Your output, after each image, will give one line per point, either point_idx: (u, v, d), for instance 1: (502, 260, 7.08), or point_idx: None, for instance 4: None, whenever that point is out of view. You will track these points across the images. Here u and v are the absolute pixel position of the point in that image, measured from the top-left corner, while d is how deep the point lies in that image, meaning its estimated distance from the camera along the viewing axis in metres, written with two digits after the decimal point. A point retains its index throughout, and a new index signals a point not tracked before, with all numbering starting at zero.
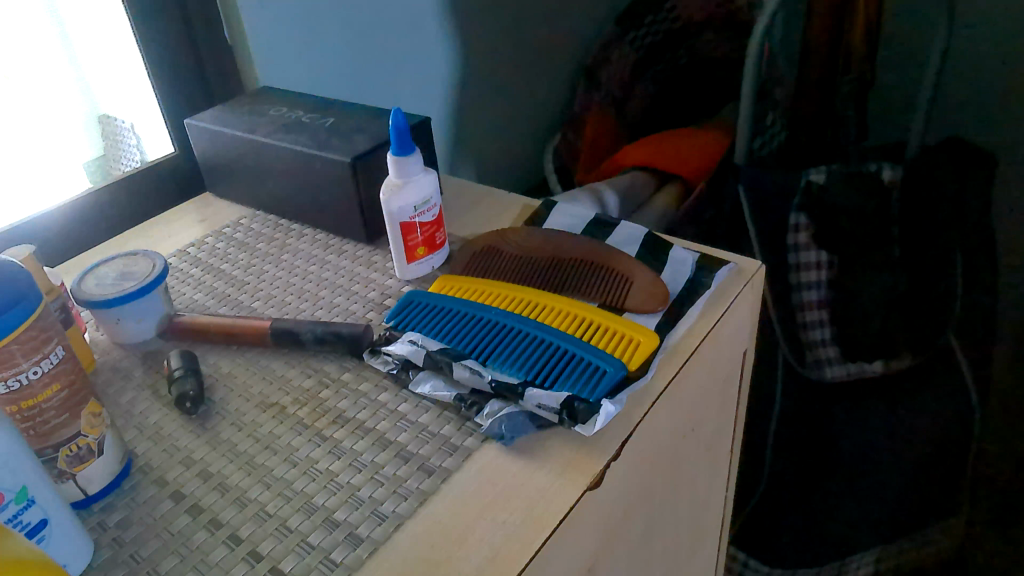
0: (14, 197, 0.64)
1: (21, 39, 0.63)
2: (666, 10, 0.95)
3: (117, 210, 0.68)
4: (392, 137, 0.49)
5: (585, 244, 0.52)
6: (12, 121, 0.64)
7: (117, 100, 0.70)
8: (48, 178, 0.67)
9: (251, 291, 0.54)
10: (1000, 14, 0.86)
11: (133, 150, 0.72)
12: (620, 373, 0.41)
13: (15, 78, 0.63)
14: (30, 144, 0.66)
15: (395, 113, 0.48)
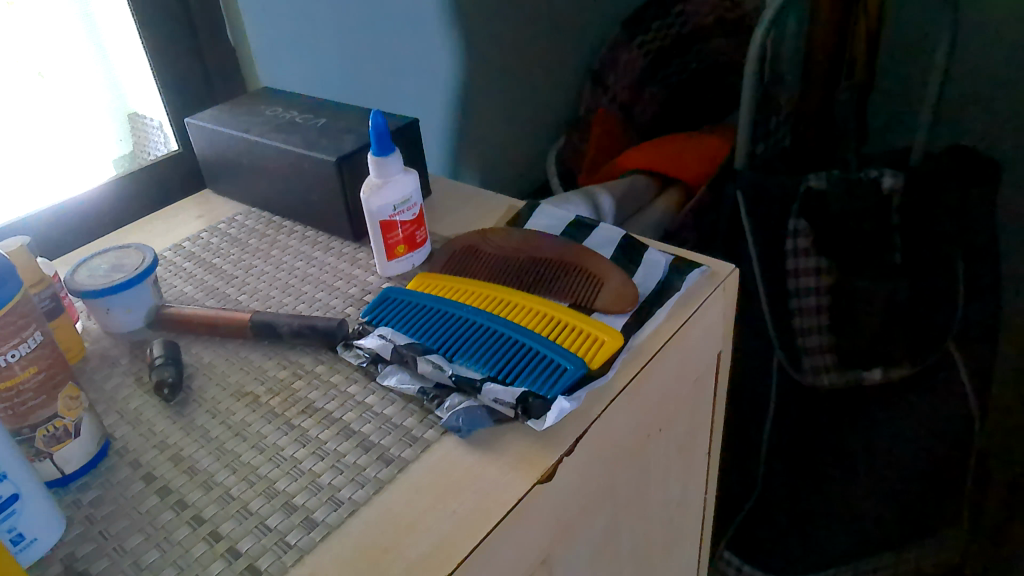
0: (46, 187, 0.67)
1: (55, 38, 0.66)
2: (675, 15, 0.97)
3: (133, 202, 0.71)
4: (372, 139, 0.50)
5: (561, 245, 0.52)
6: (48, 118, 0.67)
7: (144, 100, 0.73)
8: (79, 170, 0.70)
9: (238, 285, 0.56)
10: (1010, 19, 0.84)
11: (162, 145, 0.75)
12: (580, 370, 0.42)
13: (49, 76, 0.66)
14: (69, 137, 0.69)
15: (374, 115, 0.49)
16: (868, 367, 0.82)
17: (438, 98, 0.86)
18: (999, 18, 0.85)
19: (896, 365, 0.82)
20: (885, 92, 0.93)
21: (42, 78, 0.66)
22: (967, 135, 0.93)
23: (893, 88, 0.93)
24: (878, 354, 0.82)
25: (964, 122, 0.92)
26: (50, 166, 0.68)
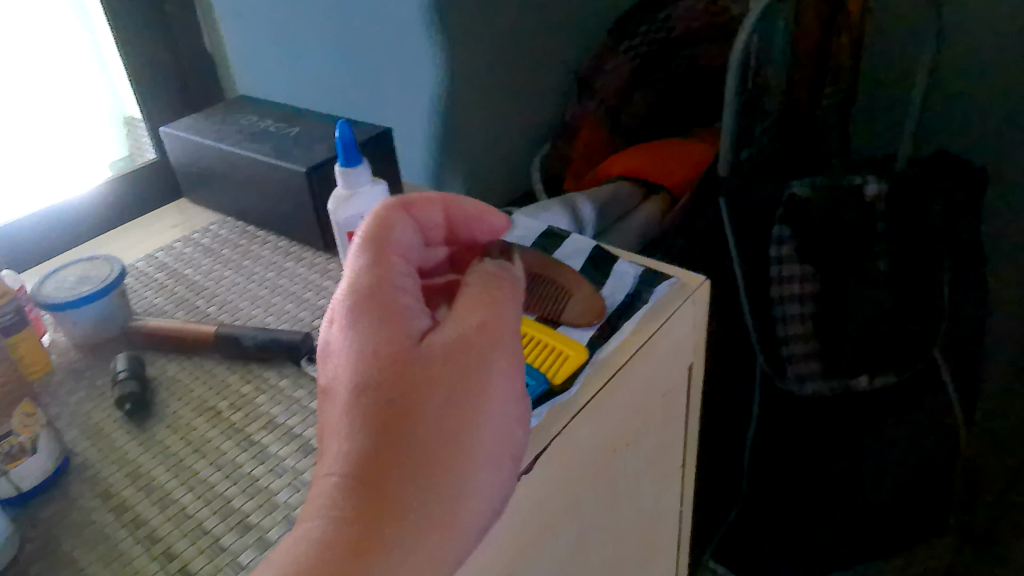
0: (44, 190, 0.68)
1: (51, 41, 0.67)
2: (662, 20, 0.96)
3: (123, 207, 0.71)
4: (339, 150, 0.50)
5: (531, 255, 0.50)
6: (48, 119, 0.68)
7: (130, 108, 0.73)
8: (76, 172, 0.70)
9: (208, 296, 0.56)
10: (998, 22, 0.83)
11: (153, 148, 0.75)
12: (541, 387, 0.42)
13: (47, 79, 0.67)
14: (66, 138, 0.70)
15: (340, 126, 0.49)
16: (852, 376, 0.82)
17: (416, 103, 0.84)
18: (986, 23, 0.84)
19: (883, 374, 0.82)
20: (873, 98, 0.92)
21: (39, 82, 0.67)
22: (954, 140, 0.92)
23: (880, 92, 0.92)
24: (863, 361, 0.81)
25: (952, 127, 0.91)
26: (48, 168, 0.68)
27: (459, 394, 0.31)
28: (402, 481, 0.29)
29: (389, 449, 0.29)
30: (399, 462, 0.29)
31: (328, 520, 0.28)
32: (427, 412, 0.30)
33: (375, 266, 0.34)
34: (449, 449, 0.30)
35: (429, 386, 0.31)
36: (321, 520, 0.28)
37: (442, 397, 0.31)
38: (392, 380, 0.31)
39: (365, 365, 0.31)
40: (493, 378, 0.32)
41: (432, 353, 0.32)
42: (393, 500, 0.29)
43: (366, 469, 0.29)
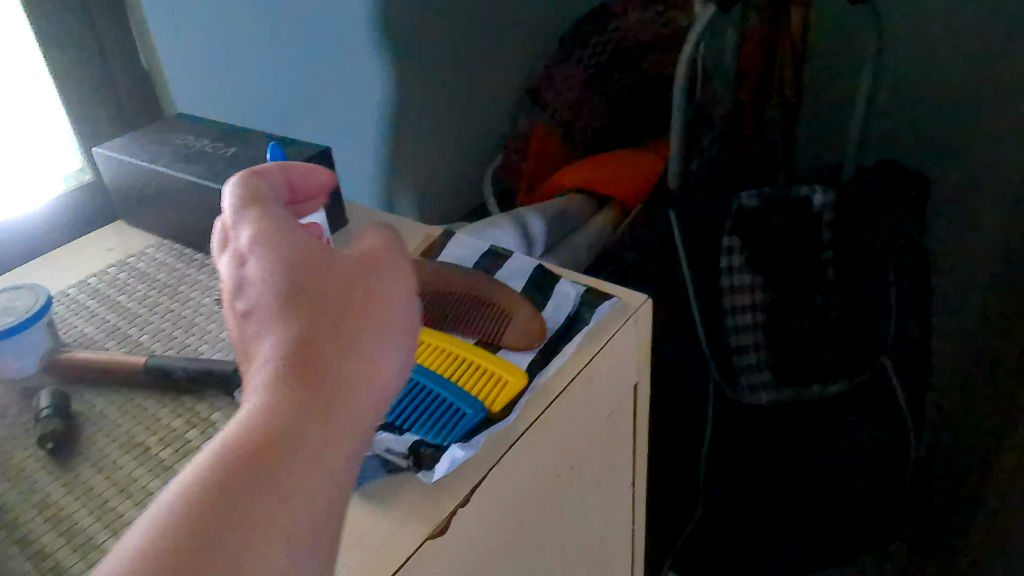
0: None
1: None
2: (610, 31, 0.96)
3: (62, 222, 0.70)
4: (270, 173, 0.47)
5: (472, 278, 0.50)
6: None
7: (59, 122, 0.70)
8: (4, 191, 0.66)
9: (141, 324, 0.54)
10: (933, 34, 0.86)
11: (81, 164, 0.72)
12: (478, 415, 0.41)
13: None
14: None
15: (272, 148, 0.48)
16: (805, 385, 0.83)
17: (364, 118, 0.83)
18: (922, 34, 0.86)
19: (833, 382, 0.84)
20: (819, 108, 0.94)
21: None
22: (896, 149, 0.94)
23: (824, 102, 0.93)
24: (813, 371, 0.83)
25: (892, 136, 0.93)
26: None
27: (370, 290, 0.32)
28: (337, 384, 0.29)
29: (322, 353, 0.29)
30: (333, 364, 0.29)
31: (264, 425, 0.27)
32: (347, 297, 0.31)
33: (255, 199, 0.34)
34: (377, 354, 0.31)
35: (344, 281, 0.31)
36: (258, 424, 0.27)
37: (358, 292, 0.31)
38: (317, 289, 0.30)
39: (275, 262, 0.31)
40: (407, 290, 0.33)
41: (341, 255, 0.32)
42: (332, 399, 0.28)
43: (302, 372, 0.28)
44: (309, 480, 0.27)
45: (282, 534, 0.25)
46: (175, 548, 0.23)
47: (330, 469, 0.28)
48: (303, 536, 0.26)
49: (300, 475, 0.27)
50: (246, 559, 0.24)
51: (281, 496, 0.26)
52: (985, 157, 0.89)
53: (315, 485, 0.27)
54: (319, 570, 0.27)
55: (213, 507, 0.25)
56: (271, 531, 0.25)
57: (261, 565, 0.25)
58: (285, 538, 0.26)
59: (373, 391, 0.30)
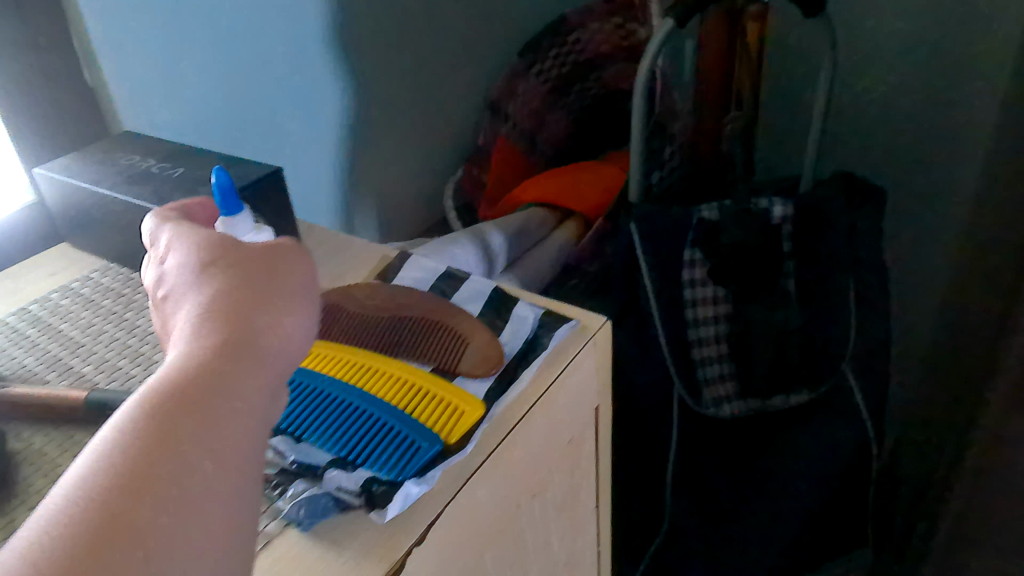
0: None
1: None
2: (569, 42, 0.98)
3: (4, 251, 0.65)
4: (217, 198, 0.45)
5: (430, 302, 0.50)
6: None
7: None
8: None
9: (84, 354, 0.52)
10: (886, 49, 0.87)
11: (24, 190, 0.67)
12: (433, 449, 0.39)
13: None
14: None
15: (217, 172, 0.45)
16: (768, 396, 0.84)
17: (325, 136, 0.81)
18: (876, 48, 0.88)
19: (795, 392, 0.84)
20: (778, 119, 0.94)
21: None
22: (853, 159, 0.95)
23: (783, 113, 0.94)
24: (776, 382, 0.84)
25: (850, 146, 0.95)
26: None
27: (273, 263, 0.36)
28: (254, 337, 0.32)
29: (236, 314, 0.32)
30: (247, 322, 0.32)
31: (189, 369, 0.30)
32: (249, 267, 0.35)
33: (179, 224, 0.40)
34: (289, 316, 0.34)
35: (247, 258, 0.36)
36: (185, 367, 0.30)
37: (260, 264, 0.36)
38: (233, 272, 0.35)
39: (190, 256, 0.36)
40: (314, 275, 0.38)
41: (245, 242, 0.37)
42: (250, 347, 0.31)
43: (219, 329, 0.32)
44: (236, 412, 0.29)
45: (217, 455, 0.28)
46: (117, 468, 0.26)
47: (255, 405, 0.30)
48: (224, 454, 0.28)
49: (228, 406, 0.29)
50: (184, 472, 0.26)
51: (211, 424, 0.28)
52: (939, 165, 0.91)
53: (242, 417, 0.30)
54: (244, 501, 0.28)
55: (149, 431, 0.27)
56: (205, 451, 0.27)
57: (199, 477, 0.27)
58: (221, 459, 0.28)
59: (288, 346, 0.33)
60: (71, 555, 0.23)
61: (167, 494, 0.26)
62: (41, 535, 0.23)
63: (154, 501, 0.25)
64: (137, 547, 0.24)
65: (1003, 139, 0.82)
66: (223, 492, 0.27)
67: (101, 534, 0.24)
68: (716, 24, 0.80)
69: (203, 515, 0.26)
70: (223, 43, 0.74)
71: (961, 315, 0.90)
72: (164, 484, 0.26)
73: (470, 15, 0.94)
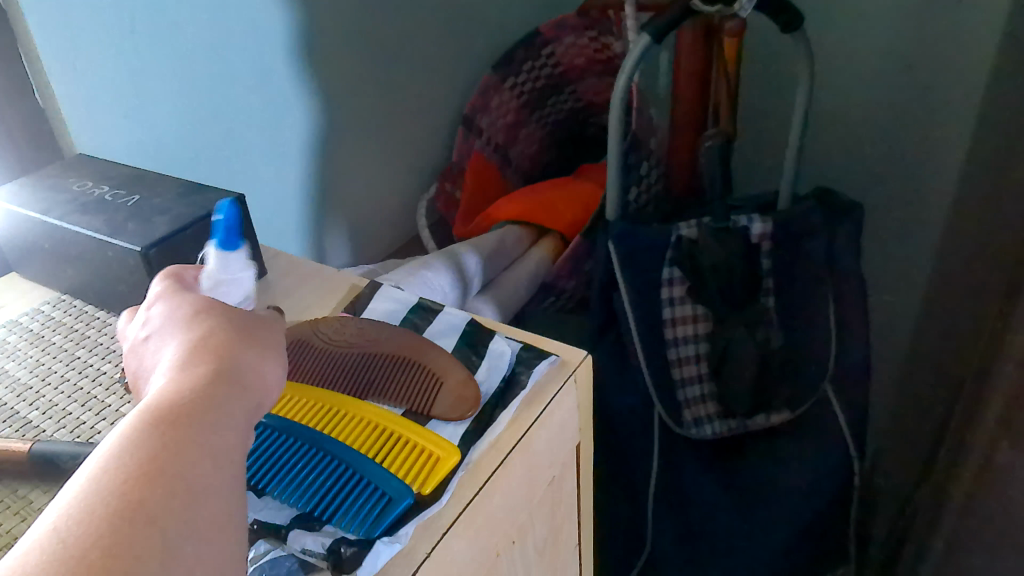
0: None
1: None
2: (545, 56, 0.95)
3: None
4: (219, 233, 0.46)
5: (399, 339, 0.47)
6: None
7: None
8: None
9: (30, 398, 0.48)
10: (859, 62, 0.88)
11: None
12: (406, 502, 0.37)
13: None
14: None
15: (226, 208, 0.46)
16: (750, 415, 0.83)
17: (292, 151, 0.80)
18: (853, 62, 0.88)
19: (776, 411, 0.83)
20: (754, 134, 0.94)
21: None
22: (831, 176, 0.95)
23: (759, 129, 0.93)
24: (758, 403, 0.82)
25: (827, 163, 0.95)
26: None
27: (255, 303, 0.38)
28: (238, 361, 0.33)
29: (221, 342, 0.33)
30: (231, 349, 0.33)
31: (181, 389, 0.30)
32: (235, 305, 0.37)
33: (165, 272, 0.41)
34: (267, 344, 0.35)
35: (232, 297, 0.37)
36: (180, 386, 0.30)
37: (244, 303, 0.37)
38: (214, 308, 0.36)
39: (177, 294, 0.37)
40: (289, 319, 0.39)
41: None
42: (237, 369, 0.32)
43: (206, 352, 0.33)
44: (233, 423, 0.30)
45: (215, 460, 0.28)
46: (127, 465, 0.26)
47: (246, 419, 0.31)
48: (221, 458, 0.29)
49: (222, 417, 0.30)
50: (189, 473, 0.27)
51: (208, 430, 0.29)
52: (916, 183, 0.90)
53: (235, 430, 0.30)
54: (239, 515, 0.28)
55: (153, 440, 0.27)
56: (205, 454, 0.28)
57: (202, 477, 0.27)
58: (219, 463, 0.28)
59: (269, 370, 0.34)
60: (92, 550, 0.23)
61: (175, 491, 0.26)
62: (59, 537, 0.24)
63: (163, 498, 0.26)
64: (152, 538, 0.24)
65: (979, 158, 0.81)
66: (223, 491, 0.28)
67: (117, 529, 0.24)
68: (694, 39, 0.79)
69: (207, 510, 0.27)
70: (197, 62, 0.69)
71: (939, 333, 0.90)
72: (173, 481, 0.26)
73: (441, 30, 0.92)
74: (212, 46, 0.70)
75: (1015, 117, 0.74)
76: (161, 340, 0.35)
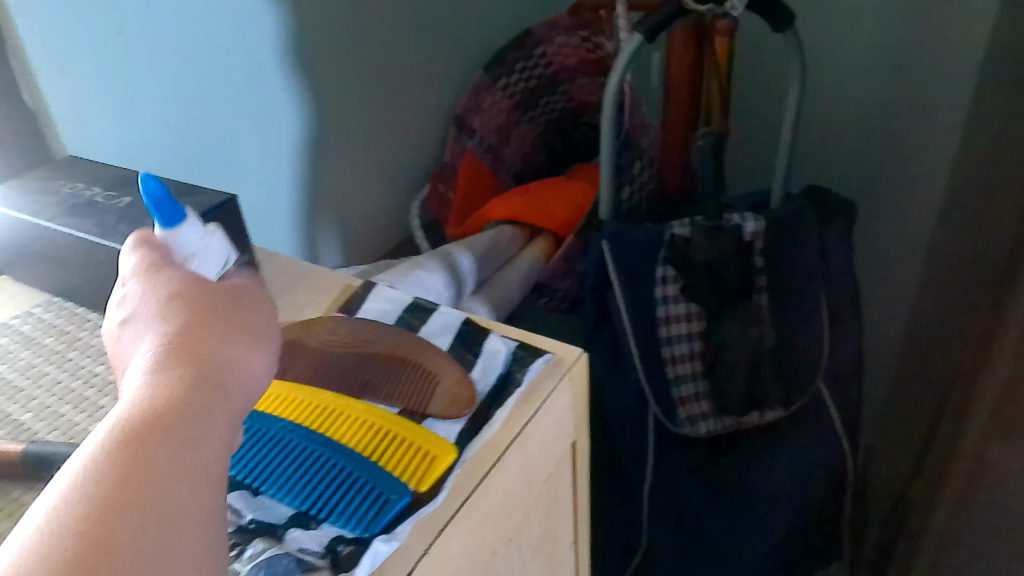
0: None
1: None
2: (536, 56, 0.95)
3: None
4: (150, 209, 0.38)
5: (393, 338, 0.47)
6: None
7: None
8: None
9: (22, 400, 0.48)
10: (846, 58, 0.89)
11: None
12: (403, 501, 0.37)
13: None
14: None
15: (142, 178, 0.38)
16: (744, 413, 0.83)
17: (285, 151, 0.80)
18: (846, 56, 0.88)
19: (771, 409, 0.83)
20: (745, 132, 0.94)
21: None
22: (823, 172, 0.96)
23: (750, 127, 0.93)
24: (752, 401, 0.82)
25: (820, 160, 0.96)
26: None
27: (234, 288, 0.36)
28: (218, 360, 0.31)
29: (200, 336, 0.32)
30: (209, 349, 0.31)
31: (158, 395, 0.29)
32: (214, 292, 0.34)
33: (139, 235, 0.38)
34: (248, 338, 0.33)
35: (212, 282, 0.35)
36: (151, 397, 0.29)
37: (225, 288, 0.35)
38: (192, 297, 0.34)
39: (154, 276, 0.35)
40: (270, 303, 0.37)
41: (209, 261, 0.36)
42: (218, 368, 0.31)
43: (182, 354, 0.31)
44: (208, 437, 0.29)
45: (191, 480, 0.27)
46: (93, 492, 0.25)
47: (225, 430, 0.30)
48: (196, 477, 0.27)
49: (200, 431, 0.28)
50: (160, 499, 0.26)
51: (183, 446, 0.28)
52: (908, 180, 0.91)
53: (210, 443, 0.29)
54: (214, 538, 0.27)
55: (121, 463, 0.26)
56: (177, 476, 0.27)
57: (175, 500, 0.26)
58: (196, 481, 0.27)
59: (250, 368, 0.32)
60: None
61: (145, 522, 0.25)
62: None
63: (130, 530, 0.24)
64: None
65: (970, 155, 0.82)
66: (195, 516, 0.27)
67: (82, 564, 0.23)
68: (687, 36, 0.79)
69: (178, 540, 0.25)
70: (191, 66, 0.69)
71: (931, 327, 0.90)
72: (142, 510, 0.25)
73: (433, 30, 0.92)
74: (203, 49, 0.70)
75: (1004, 114, 0.74)
76: (137, 329, 0.33)
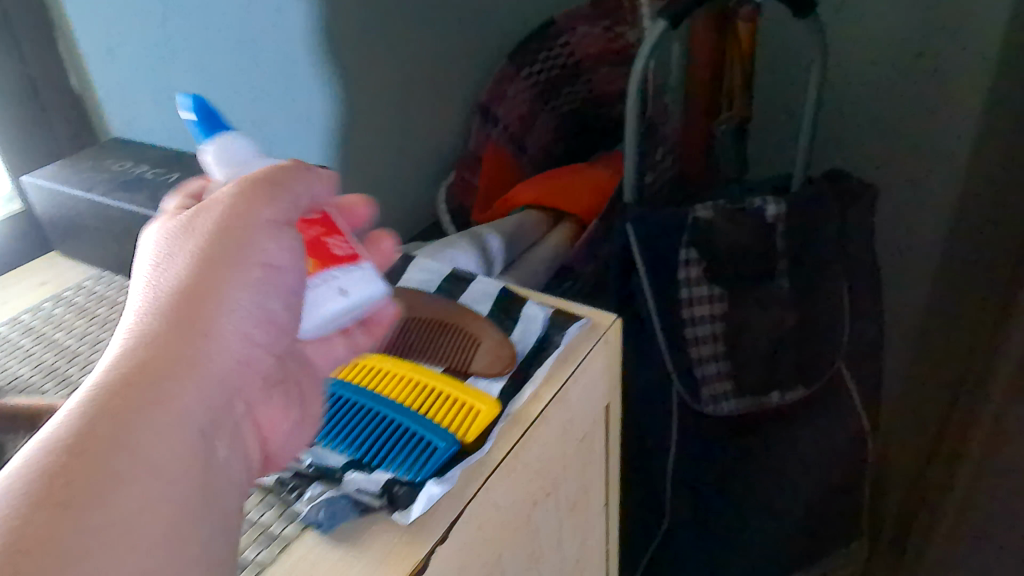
0: None
1: None
2: (559, 46, 0.98)
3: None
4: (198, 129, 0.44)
5: (435, 304, 0.49)
6: None
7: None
8: None
9: (82, 362, 0.51)
10: (867, 41, 0.88)
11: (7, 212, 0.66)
12: (451, 449, 0.39)
13: None
14: None
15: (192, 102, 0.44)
16: (766, 393, 0.83)
17: (314, 140, 0.76)
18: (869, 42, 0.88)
19: (793, 389, 0.84)
20: (765, 118, 0.95)
21: None
22: (843, 157, 0.97)
23: (770, 112, 0.94)
24: (774, 381, 0.83)
25: (840, 149, 0.96)
26: None
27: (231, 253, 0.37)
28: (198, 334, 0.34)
29: (178, 316, 0.34)
30: (179, 338, 0.34)
31: (135, 368, 0.32)
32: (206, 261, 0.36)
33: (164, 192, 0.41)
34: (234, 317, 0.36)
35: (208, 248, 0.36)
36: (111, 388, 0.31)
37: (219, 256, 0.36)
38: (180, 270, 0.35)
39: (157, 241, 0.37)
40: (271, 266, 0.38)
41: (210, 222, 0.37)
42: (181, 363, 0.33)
43: (152, 342, 0.33)
44: (161, 436, 0.31)
45: (139, 481, 0.30)
46: (43, 482, 0.28)
47: (180, 427, 0.32)
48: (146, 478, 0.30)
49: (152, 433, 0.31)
50: (103, 500, 0.29)
51: (135, 444, 0.30)
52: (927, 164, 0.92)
53: (163, 441, 0.32)
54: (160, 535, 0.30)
55: (73, 456, 0.29)
56: (124, 476, 0.30)
57: (119, 499, 0.29)
58: (150, 471, 0.31)
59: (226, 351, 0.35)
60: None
61: (85, 523, 0.28)
62: None
63: (70, 526, 0.27)
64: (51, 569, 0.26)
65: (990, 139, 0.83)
66: (138, 514, 0.30)
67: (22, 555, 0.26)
68: (708, 27, 0.81)
69: (117, 540, 0.28)
70: (223, 57, 0.72)
71: (950, 309, 0.91)
72: (82, 510, 0.28)
73: (458, 19, 0.93)
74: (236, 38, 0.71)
75: None
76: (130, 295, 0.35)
